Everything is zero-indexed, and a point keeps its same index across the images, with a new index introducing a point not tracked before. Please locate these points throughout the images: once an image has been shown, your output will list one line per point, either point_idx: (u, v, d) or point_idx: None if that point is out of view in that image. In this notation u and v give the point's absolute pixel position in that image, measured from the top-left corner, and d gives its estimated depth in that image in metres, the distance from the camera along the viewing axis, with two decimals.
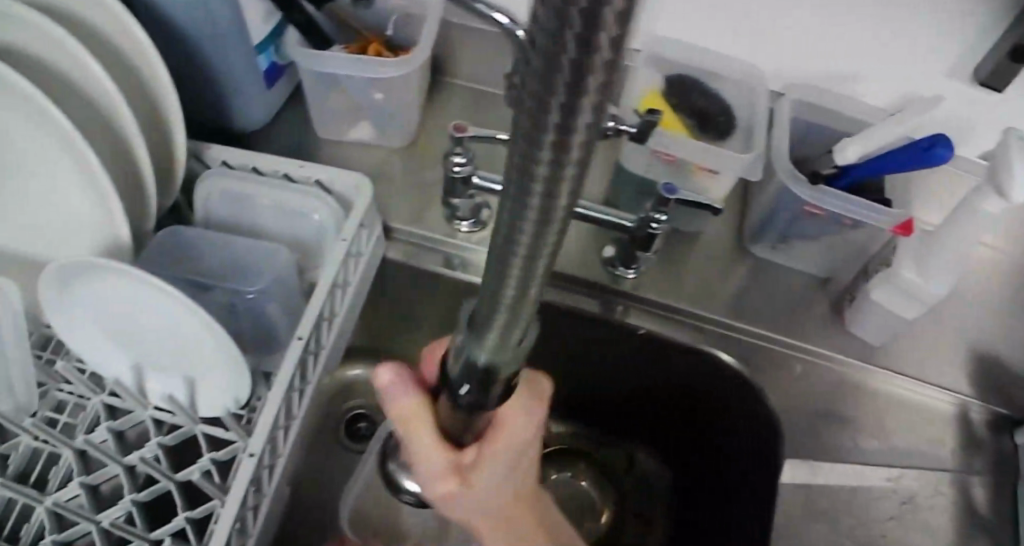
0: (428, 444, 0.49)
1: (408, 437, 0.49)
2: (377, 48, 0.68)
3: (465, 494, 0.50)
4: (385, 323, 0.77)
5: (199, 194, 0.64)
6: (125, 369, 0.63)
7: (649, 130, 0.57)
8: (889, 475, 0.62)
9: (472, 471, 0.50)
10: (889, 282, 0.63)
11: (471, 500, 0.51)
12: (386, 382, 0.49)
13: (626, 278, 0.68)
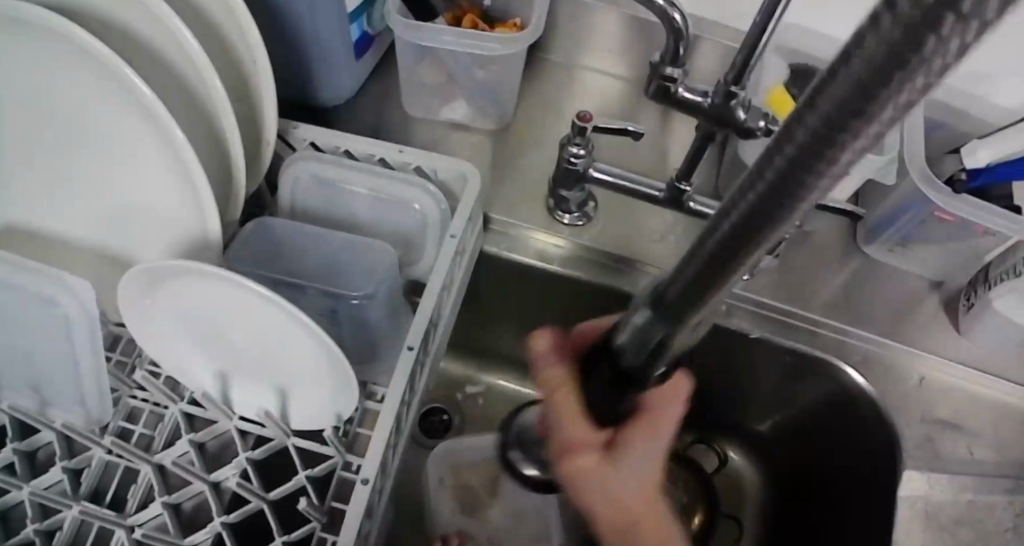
0: (567, 411, 0.40)
1: (546, 405, 0.42)
2: (472, 19, 0.62)
3: (594, 487, 0.41)
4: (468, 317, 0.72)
5: (286, 178, 0.58)
6: (207, 376, 0.57)
7: None
8: (1007, 488, 0.61)
9: (617, 456, 0.40)
10: (1019, 293, 0.59)
11: (602, 498, 0.41)
12: (541, 346, 0.44)
13: (735, 278, 0.65)
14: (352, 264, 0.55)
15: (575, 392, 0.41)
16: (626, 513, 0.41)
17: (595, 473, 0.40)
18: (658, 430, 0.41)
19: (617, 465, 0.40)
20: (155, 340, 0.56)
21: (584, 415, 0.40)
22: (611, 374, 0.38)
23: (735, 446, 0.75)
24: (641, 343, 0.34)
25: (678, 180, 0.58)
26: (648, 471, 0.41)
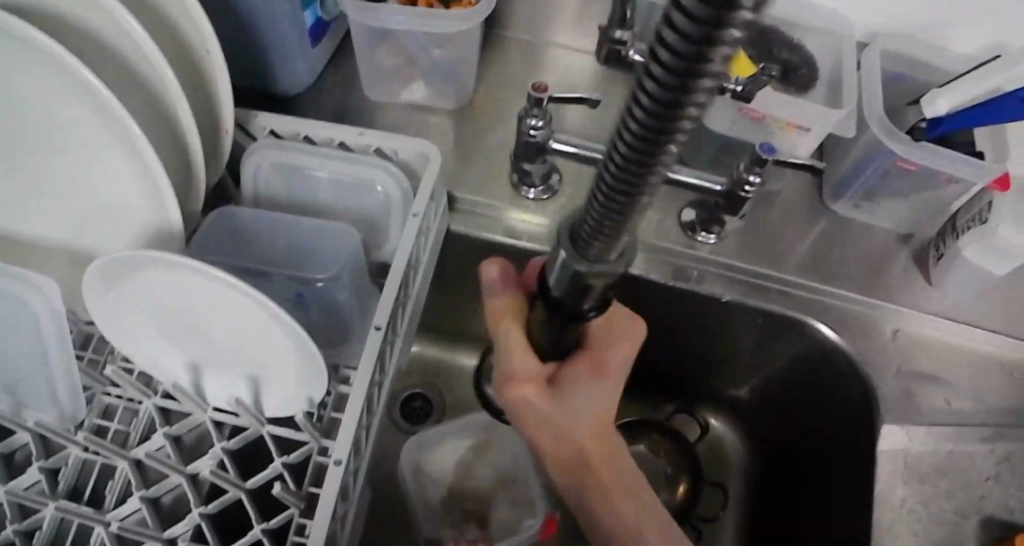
0: (515, 343, 0.49)
1: (496, 336, 0.51)
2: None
3: (540, 409, 0.49)
4: (445, 298, 0.72)
5: (247, 166, 0.58)
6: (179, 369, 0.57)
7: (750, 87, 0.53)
8: (987, 436, 0.61)
9: (555, 385, 0.50)
10: (984, 240, 0.60)
11: (547, 423, 0.50)
12: (490, 276, 0.52)
13: (705, 243, 0.65)
14: (317, 247, 0.55)
15: (522, 331, 0.49)
16: (569, 436, 0.50)
17: (543, 402, 0.49)
18: (595, 353, 0.51)
19: (556, 392, 0.50)
20: (123, 335, 0.55)
21: (529, 349, 0.49)
22: (546, 313, 0.44)
23: (715, 414, 0.77)
24: (573, 287, 0.37)
25: None
26: (585, 396, 0.50)
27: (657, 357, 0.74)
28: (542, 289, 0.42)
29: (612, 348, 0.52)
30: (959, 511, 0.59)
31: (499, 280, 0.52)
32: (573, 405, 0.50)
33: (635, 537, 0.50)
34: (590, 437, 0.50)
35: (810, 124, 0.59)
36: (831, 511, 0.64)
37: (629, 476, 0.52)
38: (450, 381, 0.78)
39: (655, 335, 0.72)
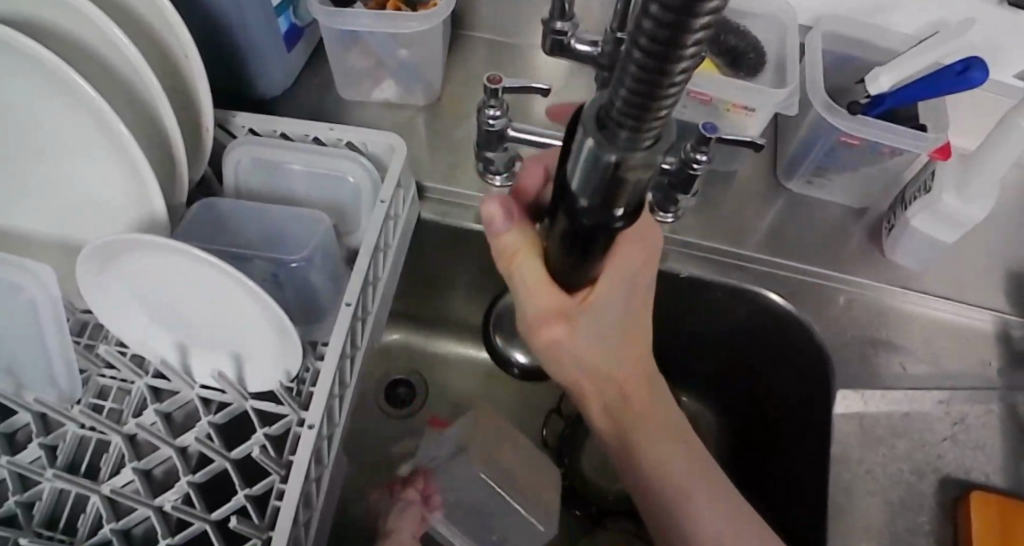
0: (533, 284, 0.50)
1: (510, 271, 0.51)
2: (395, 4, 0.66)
3: (568, 333, 0.53)
4: (424, 284, 0.77)
5: (228, 162, 0.63)
6: (169, 349, 0.62)
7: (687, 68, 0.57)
8: (939, 398, 0.64)
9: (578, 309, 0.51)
10: (930, 208, 0.63)
11: (577, 340, 0.54)
12: (492, 213, 0.51)
13: (664, 223, 0.67)
14: (292, 234, 0.60)
15: (538, 265, 0.49)
16: (591, 356, 0.55)
17: (565, 332, 0.53)
18: (622, 265, 0.52)
19: (582, 306, 0.51)
20: (118, 318, 0.61)
21: (547, 281, 0.49)
22: (566, 245, 0.42)
23: (686, 388, 0.80)
24: (573, 234, 0.39)
25: None
26: (611, 306, 0.52)
27: None
28: (567, 206, 0.37)
29: (632, 246, 0.52)
30: (916, 471, 0.61)
31: (501, 223, 0.51)
32: (595, 328, 0.54)
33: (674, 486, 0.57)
34: (616, 350, 0.56)
35: (755, 105, 0.63)
36: (800, 471, 0.66)
37: (660, 387, 0.59)
38: (432, 367, 0.83)
39: None
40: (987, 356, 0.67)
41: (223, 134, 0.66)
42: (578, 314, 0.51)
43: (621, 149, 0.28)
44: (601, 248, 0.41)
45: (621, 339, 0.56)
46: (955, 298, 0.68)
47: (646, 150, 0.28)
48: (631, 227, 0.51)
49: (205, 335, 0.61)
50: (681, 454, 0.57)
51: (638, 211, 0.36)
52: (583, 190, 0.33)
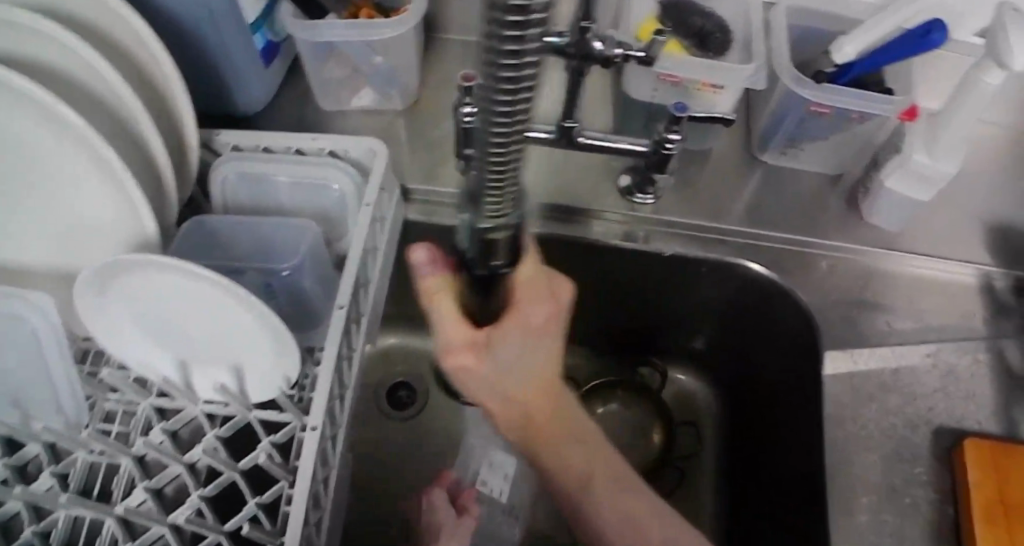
0: (447, 320, 0.49)
1: (426, 308, 0.49)
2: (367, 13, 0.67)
3: (477, 368, 0.51)
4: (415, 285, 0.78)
5: (214, 179, 0.64)
6: (171, 365, 0.64)
7: (653, 51, 0.59)
8: (928, 352, 0.66)
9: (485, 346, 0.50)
10: (903, 167, 0.64)
11: (485, 376, 0.52)
12: (421, 259, 0.49)
13: (642, 204, 0.69)
14: (283, 245, 0.62)
15: (454, 303, 0.48)
16: (504, 391, 0.55)
17: (474, 364, 0.51)
18: (527, 309, 0.50)
19: (489, 342, 0.50)
20: (119, 340, 0.62)
21: (462, 317, 0.49)
22: (474, 284, 0.44)
23: (678, 367, 0.81)
24: (480, 244, 0.38)
25: (563, 118, 0.62)
26: (514, 350, 0.52)
27: (615, 316, 0.78)
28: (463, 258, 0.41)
29: (534, 304, 0.51)
30: (907, 424, 0.63)
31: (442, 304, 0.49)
32: (502, 366, 0.52)
33: (585, 493, 0.58)
34: (525, 380, 0.54)
35: (723, 82, 0.64)
36: (794, 437, 0.67)
37: (570, 414, 0.58)
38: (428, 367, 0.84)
39: (612, 295, 0.76)
40: (967, 308, 0.69)
41: (208, 152, 0.68)
42: (485, 345, 0.50)
43: (494, 172, 0.31)
44: (505, 248, 0.39)
45: (530, 379, 0.55)
46: (932, 255, 0.70)
47: (513, 175, 0.32)
48: (522, 270, 0.48)
49: (206, 349, 0.62)
50: (587, 462, 0.58)
51: (510, 256, 0.41)
52: (478, 225, 0.36)
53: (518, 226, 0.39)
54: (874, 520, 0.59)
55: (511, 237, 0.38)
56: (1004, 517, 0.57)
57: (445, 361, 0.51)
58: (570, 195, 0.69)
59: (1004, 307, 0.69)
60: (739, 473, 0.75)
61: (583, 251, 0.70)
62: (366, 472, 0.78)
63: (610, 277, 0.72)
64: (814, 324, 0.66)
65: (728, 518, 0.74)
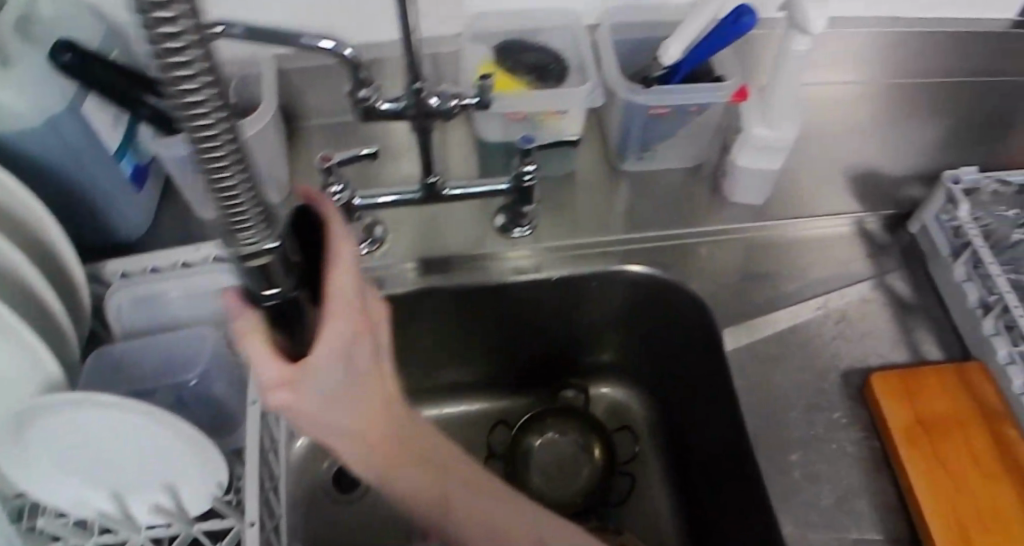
0: (264, 359, 0.38)
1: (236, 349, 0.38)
2: None
3: (299, 401, 0.41)
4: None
5: (109, 309, 0.66)
6: (106, 500, 0.63)
7: (485, 93, 0.62)
8: (818, 304, 0.72)
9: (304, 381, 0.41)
10: (749, 144, 0.69)
11: (309, 412, 0.43)
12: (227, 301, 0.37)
13: (522, 236, 0.72)
14: (185, 356, 0.64)
15: (269, 340, 0.38)
16: (338, 425, 0.47)
17: (294, 399, 0.41)
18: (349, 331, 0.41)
19: (308, 371, 0.40)
20: (45, 489, 0.62)
21: (278, 353, 0.39)
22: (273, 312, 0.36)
23: (604, 381, 0.83)
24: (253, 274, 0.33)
25: (426, 174, 0.66)
26: (332, 376, 0.43)
27: (532, 349, 0.80)
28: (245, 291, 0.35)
29: (350, 326, 0.40)
30: (816, 375, 0.68)
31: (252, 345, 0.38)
32: (327, 397, 0.43)
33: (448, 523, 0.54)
34: (358, 410, 0.47)
35: (566, 107, 0.69)
36: (720, 420, 0.69)
37: (415, 431, 0.52)
38: None
39: (521, 332, 0.78)
40: (843, 257, 0.75)
41: (99, 284, 0.69)
42: (307, 382, 0.40)
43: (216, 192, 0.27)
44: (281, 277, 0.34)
45: (367, 400, 0.48)
46: (798, 217, 0.75)
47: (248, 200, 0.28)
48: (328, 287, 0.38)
49: (134, 476, 0.63)
50: (437, 485, 0.53)
51: (294, 273, 0.35)
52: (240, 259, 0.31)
53: (293, 246, 0.35)
54: (807, 470, 0.64)
55: (286, 265, 0.34)
56: (922, 435, 0.64)
57: (263, 401, 0.41)
58: (455, 244, 0.72)
59: (881, 248, 0.76)
60: (681, 466, 0.77)
61: (485, 293, 0.73)
62: None
63: (517, 312, 0.75)
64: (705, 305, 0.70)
65: (684, 516, 0.76)
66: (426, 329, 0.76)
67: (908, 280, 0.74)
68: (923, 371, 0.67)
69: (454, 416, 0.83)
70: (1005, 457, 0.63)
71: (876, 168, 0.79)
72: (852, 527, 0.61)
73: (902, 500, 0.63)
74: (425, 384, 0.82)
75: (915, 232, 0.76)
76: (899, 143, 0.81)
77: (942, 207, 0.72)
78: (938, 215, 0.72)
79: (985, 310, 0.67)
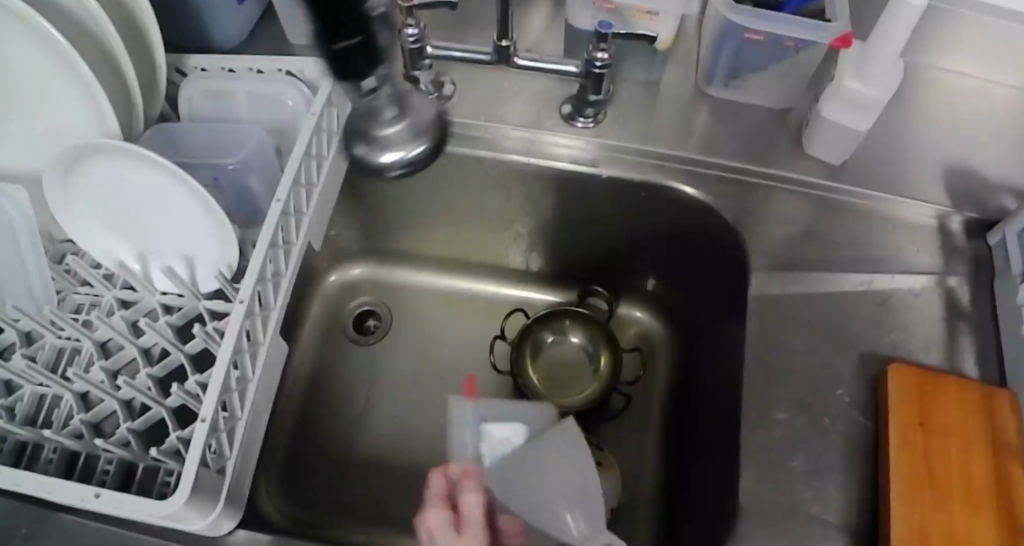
0: None
1: None
2: None
3: None
4: (372, 223, 0.81)
5: (182, 97, 0.68)
6: (131, 256, 0.65)
7: None
8: (863, 281, 0.67)
9: None
10: (836, 94, 0.66)
11: None
12: None
13: (584, 128, 0.71)
14: (226, 145, 0.65)
15: None
16: None
17: None
18: None
19: None
20: (67, 213, 0.63)
21: None
22: None
23: (635, 302, 0.83)
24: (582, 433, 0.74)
25: (499, 39, 0.65)
26: None
27: (577, 248, 0.80)
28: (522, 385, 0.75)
29: None
30: (837, 348, 0.65)
31: (467, 504, 0.56)
32: None
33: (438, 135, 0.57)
34: None
35: (659, 9, 0.66)
36: (728, 355, 0.70)
37: None
38: (398, 300, 0.86)
39: (562, 229, 0.79)
40: (909, 247, 0.69)
41: (178, 76, 0.71)
42: None
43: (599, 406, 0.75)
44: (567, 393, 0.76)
45: None
46: (874, 189, 0.70)
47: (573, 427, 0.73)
48: None
49: (153, 237, 0.64)
50: None
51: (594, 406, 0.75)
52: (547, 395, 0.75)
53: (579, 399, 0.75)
54: (791, 421, 0.63)
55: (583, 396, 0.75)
56: (921, 436, 0.60)
57: None
58: (519, 120, 0.71)
59: (955, 250, 0.69)
60: (681, 419, 0.76)
61: (532, 175, 0.72)
62: (307, 395, 0.80)
63: (570, 206, 0.75)
64: (745, 245, 0.68)
65: (663, 465, 0.76)
66: (470, 197, 0.77)
67: (972, 289, 0.67)
68: (947, 378, 0.63)
69: (478, 294, 0.85)
70: (1000, 496, 0.59)
71: (973, 167, 0.72)
72: (813, 503, 0.60)
73: (875, 498, 0.60)
74: (460, 256, 0.84)
75: (993, 243, 0.68)
76: (1015, 152, 0.72)
77: None
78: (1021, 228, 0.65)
79: None
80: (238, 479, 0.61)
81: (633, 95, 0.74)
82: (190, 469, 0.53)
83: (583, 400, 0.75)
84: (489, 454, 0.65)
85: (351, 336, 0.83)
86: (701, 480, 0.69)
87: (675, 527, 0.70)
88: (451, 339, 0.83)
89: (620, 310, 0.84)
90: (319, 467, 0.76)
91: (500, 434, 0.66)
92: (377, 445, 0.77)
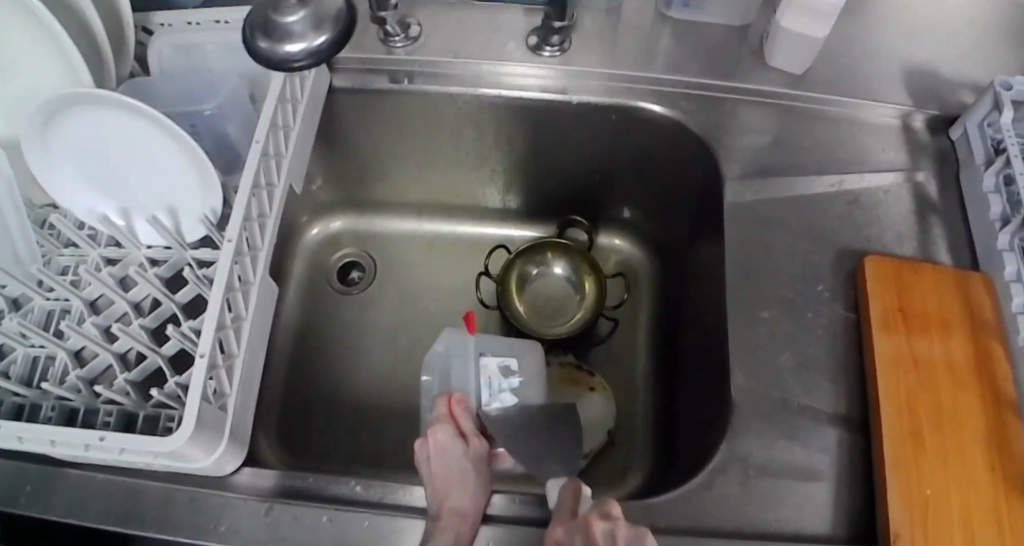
0: None
1: None
2: None
3: None
4: (350, 174, 0.82)
5: (151, 52, 0.68)
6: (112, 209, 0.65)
7: None
8: (834, 182, 0.69)
9: None
10: (794, 4, 0.67)
11: None
12: None
13: (551, 57, 0.73)
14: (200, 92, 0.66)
15: None
16: None
17: None
18: None
19: None
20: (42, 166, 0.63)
21: None
22: None
23: (614, 231, 0.85)
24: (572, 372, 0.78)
25: None
26: None
27: (554, 181, 0.82)
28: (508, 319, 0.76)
29: None
30: (814, 246, 0.67)
31: (463, 414, 0.64)
32: None
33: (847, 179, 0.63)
34: None
35: None
36: (709, 266, 0.71)
37: None
38: (383, 251, 0.86)
39: (537, 163, 0.80)
40: (875, 147, 0.71)
41: (145, 35, 0.71)
42: None
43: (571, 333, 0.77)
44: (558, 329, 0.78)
45: None
46: (837, 95, 0.72)
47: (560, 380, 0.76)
48: None
49: (139, 190, 0.65)
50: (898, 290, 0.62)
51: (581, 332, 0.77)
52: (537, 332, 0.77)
53: (567, 330, 0.77)
54: (775, 318, 0.64)
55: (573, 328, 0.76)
56: (902, 322, 0.62)
57: None
58: (488, 54, 0.73)
59: (920, 147, 0.71)
60: (667, 337, 0.78)
61: (507, 108, 0.73)
62: (299, 348, 0.80)
63: (547, 135, 0.76)
64: (718, 157, 0.70)
65: (654, 384, 0.78)
66: (446, 137, 0.77)
67: (939, 182, 0.69)
68: (922, 267, 0.64)
69: (461, 238, 0.87)
70: (982, 371, 0.60)
71: (930, 67, 0.74)
72: (802, 393, 0.62)
73: (862, 384, 0.62)
74: (440, 201, 0.85)
75: (955, 137, 0.70)
76: (966, 51, 0.75)
77: (987, 112, 0.66)
78: (982, 121, 0.67)
79: (1003, 223, 0.63)
80: (241, 416, 0.61)
81: (598, 24, 0.75)
82: (193, 404, 0.53)
83: (572, 327, 0.77)
84: (485, 387, 0.68)
85: (340, 289, 0.84)
86: (693, 391, 0.70)
87: (671, 438, 0.72)
88: (439, 284, 0.84)
89: (600, 241, 0.86)
90: (318, 417, 0.77)
91: (496, 366, 0.70)
92: (373, 389, 0.78)
